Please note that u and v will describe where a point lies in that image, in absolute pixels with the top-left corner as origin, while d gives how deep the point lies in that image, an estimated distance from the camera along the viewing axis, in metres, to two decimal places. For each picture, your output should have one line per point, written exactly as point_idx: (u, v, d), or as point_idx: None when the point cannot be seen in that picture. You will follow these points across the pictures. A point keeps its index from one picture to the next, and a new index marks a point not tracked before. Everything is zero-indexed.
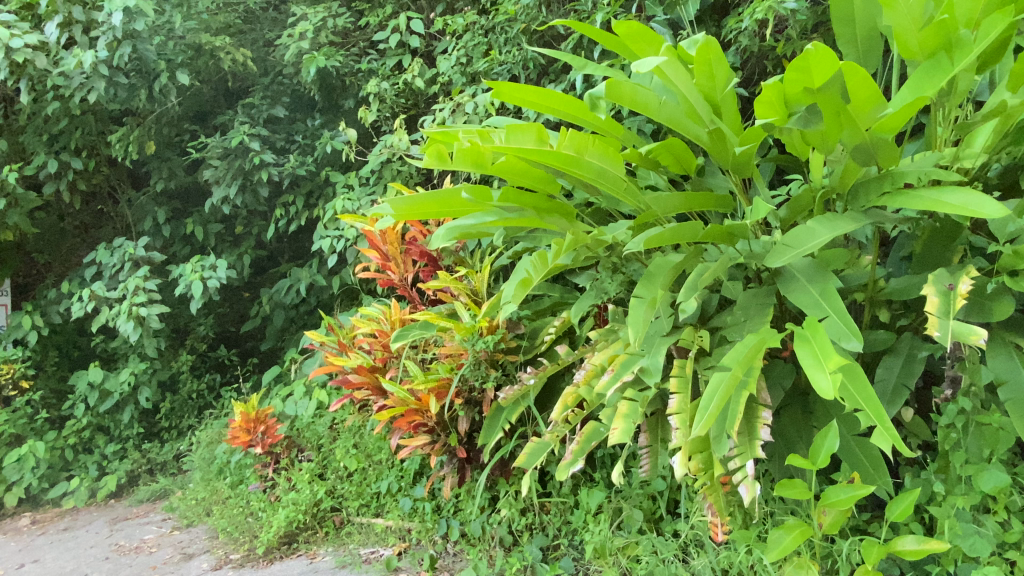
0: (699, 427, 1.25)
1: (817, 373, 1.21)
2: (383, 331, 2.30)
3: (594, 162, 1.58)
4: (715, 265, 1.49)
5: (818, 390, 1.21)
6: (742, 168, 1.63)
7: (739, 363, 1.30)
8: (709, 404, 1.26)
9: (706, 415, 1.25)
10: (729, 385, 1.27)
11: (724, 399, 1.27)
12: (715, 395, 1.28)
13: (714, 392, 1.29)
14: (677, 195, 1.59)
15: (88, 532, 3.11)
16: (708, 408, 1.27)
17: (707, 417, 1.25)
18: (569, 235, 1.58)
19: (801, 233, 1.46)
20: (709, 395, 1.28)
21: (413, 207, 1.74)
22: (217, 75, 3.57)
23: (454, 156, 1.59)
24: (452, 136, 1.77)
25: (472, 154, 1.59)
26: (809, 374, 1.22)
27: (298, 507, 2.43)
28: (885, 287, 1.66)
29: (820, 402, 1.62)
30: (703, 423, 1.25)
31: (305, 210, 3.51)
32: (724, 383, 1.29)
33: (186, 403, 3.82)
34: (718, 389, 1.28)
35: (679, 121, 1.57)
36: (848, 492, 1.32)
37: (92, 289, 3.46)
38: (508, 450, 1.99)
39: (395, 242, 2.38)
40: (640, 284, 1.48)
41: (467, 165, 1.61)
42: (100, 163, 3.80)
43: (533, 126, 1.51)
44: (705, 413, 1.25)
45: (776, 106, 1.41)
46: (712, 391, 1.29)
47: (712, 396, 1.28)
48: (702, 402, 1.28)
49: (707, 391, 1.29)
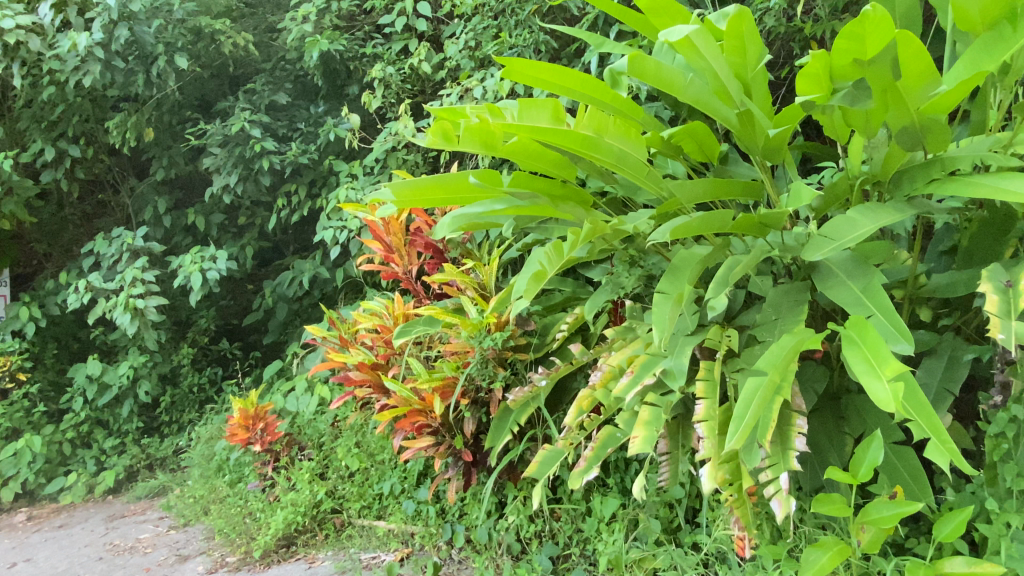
0: (732, 437, 1.12)
1: (872, 380, 1.08)
2: (386, 327, 2.19)
3: (613, 146, 1.46)
4: (746, 259, 1.35)
5: (873, 398, 1.08)
6: (772, 153, 1.51)
7: (776, 366, 1.17)
8: (743, 412, 1.14)
9: (739, 423, 1.13)
10: (766, 391, 1.14)
11: (762, 407, 1.14)
12: (748, 401, 1.15)
13: (750, 399, 1.16)
14: (702, 182, 1.46)
15: (83, 530, 3.03)
16: (742, 415, 1.14)
17: (741, 426, 1.13)
18: (587, 224, 1.44)
19: (842, 223, 1.33)
20: (742, 401, 1.16)
21: (415, 192, 1.60)
22: (218, 60, 3.46)
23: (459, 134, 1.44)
24: (457, 114, 1.62)
25: (481, 132, 1.44)
26: (863, 382, 1.09)
27: (297, 509, 2.33)
28: (926, 283, 1.53)
29: (855, 409, 1.51)
30: (737, 433, 1.12)
31: (308, 200, 3.40)
32: (759, 389, 1.16)
33: (187, 397, 3.73)
34: (752, 394, 1.15)
35: (706, 101, 1.44)
36: (892, 509, 1.21)
37: (88, 280, 3.38)
38: (518, 454, 1.86)
39: (399, 233, 2.27)
40: (664, 279, 1.35)
41: (475, 146, 1.46)
42: (99, 151, 3.71)
43: (549, 103, 1.42)
44: (739, 423, 1.13)
45: (819, 81, 1.25)
46: (745, 397, 1.16)
47: (744, 403, 1.16)
48: (735, 409, 1.16)
49: (741, 396, 1.17)
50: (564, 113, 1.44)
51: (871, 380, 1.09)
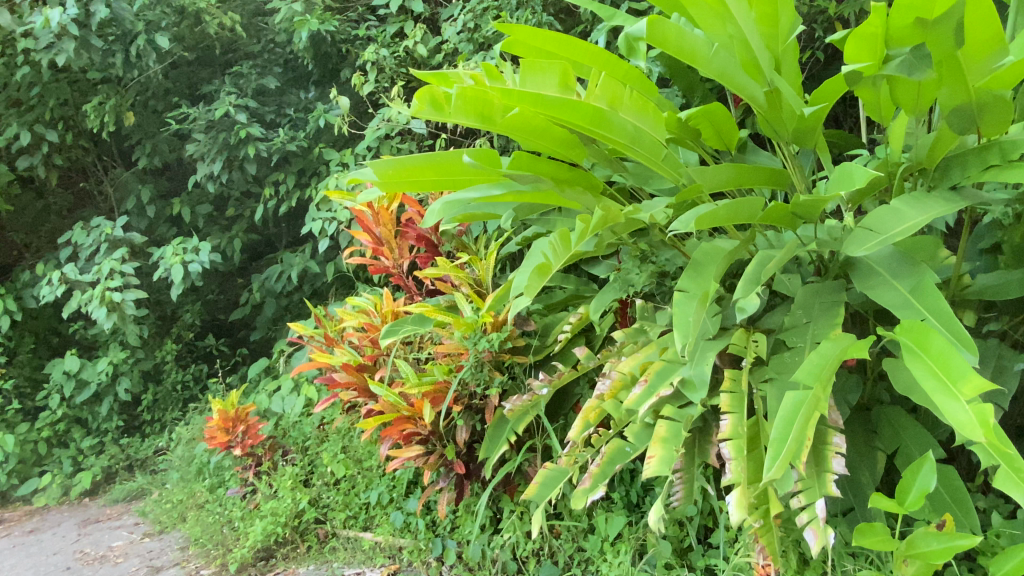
0: (770, 465, 0.95)
1: (946, 398, 0.93)
2: (373, 326, 2.02)
3: (627, 125, 1.30)
4: (780, 255, 1.18)
5: (947, 419, 0.93)
6: (803, 137, 1.35)
7: (819, 379, 1.01)
8: (782, 433, 0.97)
9: (777, 445, 0.96)
10: (809, 409, 0.97)
11: (806, 428, 0.98)
12: (787, 420, 0.98)
13: (790, 416, 0.99)
14: (726, 167, 1.29)
15: (54, 536, 2.88)
16: (781, 436, 0.97)
17: (781, 452, 0.95)
18: (599, 210, 1.27)
19: (885, 215, 1.17)
20: (780, 419, 0.99)
21: (402, 171, 1.42)
22: (202, 41, 3.31)
23: (452, 99, 1.25)
24: (448, 83, 1.45)
25: (476, 99, 1.26)
26: (935, 399, 0.93)
27: (277, 519, 2.17)
28: (971, 284, 1.37)
29: (887, 422, 1.38)
30: (778, 460, 0.94)
31: (296, 190, 3.21)
32: (798, 406, 0.99)
33: (170, 395, 3.56)
34: (790, 411, 0.99)
35: (732, 75, 1.28)
36: (943, 543, 1.05)
37: (63, 272, 3.21)
38: (514, 467, 1.70)
39: (389, 223, 2.09)
40: (686, 276, 1.18)
41: (469, 117, 1.28)
42: (79, 137, 3.55)
43: (556, 67, 1.25)
44: (779, 449, 0.95)
45: (871, 48, 1.08)
46: (783, 414, 0.99)
47: (783, 422, 0.99)
48: (771, 428, 0.98)
49: (778, 414, 1.00)
50: (573, 80, 1.27)
51: (941, 397, 0.94)
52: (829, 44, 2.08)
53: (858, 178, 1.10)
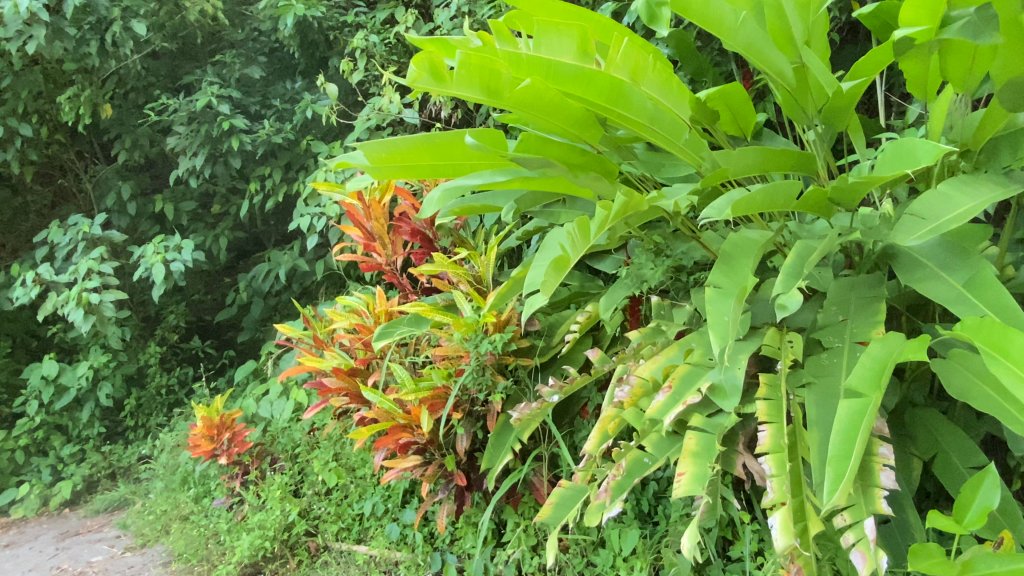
0: (833, 489, 0.84)
1: None
2: (366, 327, 1.89)
3: (647, 102, 1.18)
4: (820, 246, 1.07)
5: None
6: (835, 119, 1.23)
7: (876, 385, 0.90)
8: (843, 450, 0.86)
9: (838, 464, 0.86)
10: (871, 421, 0.87)
11: (864, 440, 0.86)
12: (846, 434, 0.87)
13: (844, 427, 0.88)
14: (755, 149, 1.15)
15: (31, 550, 2.73)
16: (842, 454, 0.86)
17: (845, 473, 0.84)
18: (622, 196, 1.13)
19: (934, 200, 1.06)
20: (838, 434, 0.88)
21: (396, 154, 1.29)
22: (183, 30, 3.16)
23: (456, 68, 1.11)
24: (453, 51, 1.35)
25: (482, 68, 1.12)
26: None
27: (265, 533, 2.04)
28: (1015, 277, 1.22)
29: (923, 425, 1.28)
30: (843, 482, 0.83)
31: (283, 185, 3.06)
32: (856, 417, 0.89)
33: (154, 399, 3.40)
34: (846, 424, 0.88)
35: (758, 49, 1.17)
36: (1007, 565, 0.93)
37: (38, 273, 3.03)
38: (520, 477, 1.59)
39: (381, 217, 1.96)
40: (717, 270, 1.07)
41: (474, 90, 1.14)
42: (55, 130, 3.37)
43: (574, 30, 1.10)
44: (841, 470, 0.85)
45: (928, 7, 0.96)
46: (839, 427, 0.88)
47: (841, 436, 0.88)
48: (830, 445, 0.88)
49: (835, 428, 0.89)
50: (593, 47, 1.13)
51: None
52: (845, 22, 1.93)
53: (918, 156, 0.96)
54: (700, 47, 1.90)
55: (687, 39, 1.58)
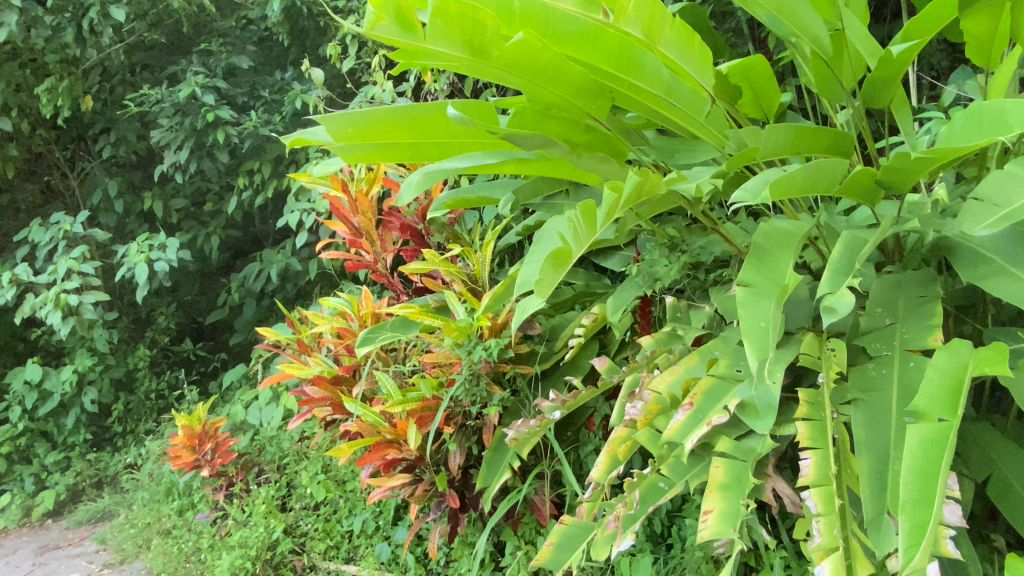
0: (912, 544, 0.67)
1: None
2: (349, 331, 1.75)
3: (662, 69, 1.03)
4: (870, 238, 0.91)
5: None
6: (877, 94, 1.06)
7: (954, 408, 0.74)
8: (919, 492, 0.70)
9: (915, 510, 0.69)
10: (953, 456, 0.70)
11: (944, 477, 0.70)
12: (922, 473, 0.71)
13: (918, 461, 0.72)
14: (791, 127, 0.98)
15: (8, 565, 2.60)
16: (919, 498, 0.70)
17: (926, 522, 0.68)
18: (633, 177, 0.97)
19: (1003, 181, 0.89)
20: (911, 472, 0.72)
21: (365, 128, 1.12)
22: (168, 18, 3.00)
23: (430, 17, 0.93)
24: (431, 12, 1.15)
25: (462, 18, 0.93)
26: None
27: (247, 552, 1.89)
28: None
29: (975, 442, 1.11)
30: (924, 534, 0.67)
31: (273, 180, 2.92)
32: (931, 448, 0.73)
33: (143, 405, 3.26)
34: (920, 460, 0.72)
35: (792, 10, 1.02)
36: None
37: (16, 273, 2.87)
38: (518, 499, 1.43)
39: (369, 211, 1.80)
40: (748, 266, 0.91)
41: (455, 46, 0.96)
42: (37, 125, 3.23)
43: None
44: (920, 520, 0.68)
45: None
46: (912, 464, 0.72)
47: (916, 475, 0.71)
48: (903, 486, 0.71)
49: (907, 464, 0.72)
50: None
51: None
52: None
53: (998, 125, 0.79)
54: (714, 27, 1.74)
55: (701, 14, 1.42)
